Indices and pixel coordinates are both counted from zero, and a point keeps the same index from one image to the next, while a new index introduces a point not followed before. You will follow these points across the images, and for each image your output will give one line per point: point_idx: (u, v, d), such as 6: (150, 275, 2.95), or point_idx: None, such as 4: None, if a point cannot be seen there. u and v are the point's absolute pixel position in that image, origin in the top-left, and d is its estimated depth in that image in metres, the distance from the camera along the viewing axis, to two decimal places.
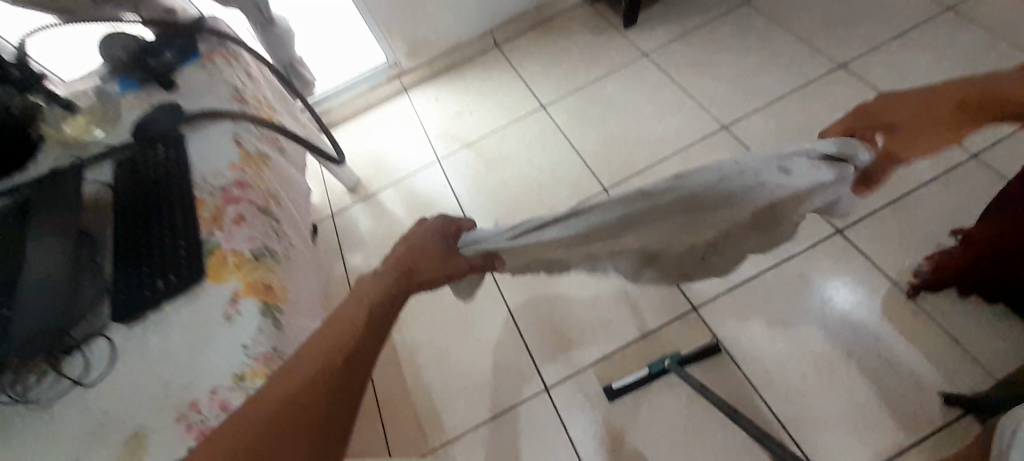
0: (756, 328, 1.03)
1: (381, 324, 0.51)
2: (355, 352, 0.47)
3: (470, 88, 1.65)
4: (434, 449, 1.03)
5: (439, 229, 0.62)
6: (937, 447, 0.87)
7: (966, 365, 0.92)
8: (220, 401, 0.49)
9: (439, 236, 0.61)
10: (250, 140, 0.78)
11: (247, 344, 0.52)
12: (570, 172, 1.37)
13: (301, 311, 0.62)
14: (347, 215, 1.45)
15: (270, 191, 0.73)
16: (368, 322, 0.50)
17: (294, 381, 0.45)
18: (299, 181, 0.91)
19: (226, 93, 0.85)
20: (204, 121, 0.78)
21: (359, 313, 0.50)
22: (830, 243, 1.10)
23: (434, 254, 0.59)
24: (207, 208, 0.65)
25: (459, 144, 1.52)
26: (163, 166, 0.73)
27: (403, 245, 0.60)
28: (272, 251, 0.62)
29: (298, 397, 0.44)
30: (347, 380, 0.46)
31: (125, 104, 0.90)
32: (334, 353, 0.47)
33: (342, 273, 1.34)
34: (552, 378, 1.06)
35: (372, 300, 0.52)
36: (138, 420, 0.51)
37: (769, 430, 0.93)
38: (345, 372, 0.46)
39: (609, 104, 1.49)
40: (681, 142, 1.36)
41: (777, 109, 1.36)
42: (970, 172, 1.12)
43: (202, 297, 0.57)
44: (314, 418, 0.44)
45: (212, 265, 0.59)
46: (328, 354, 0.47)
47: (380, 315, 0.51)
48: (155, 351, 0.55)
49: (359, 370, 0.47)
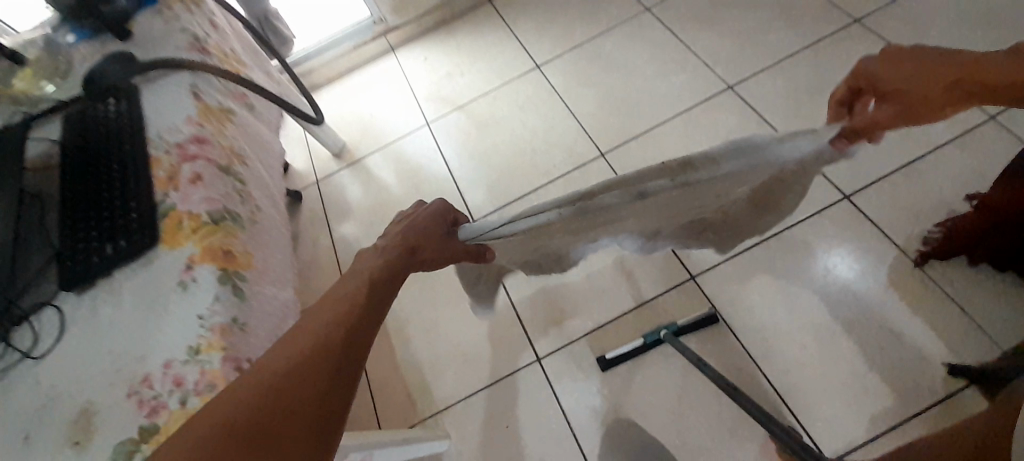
0: (757, 297, 0.99)
1: (382, 301, 0.46)
2: (354, 330, 0.42)
3: (460, 46, 1.55)
4: (424, 419, 1.02)
5: (438, 215, 0.54)
6: (938, 416, 0.85)
7: (971, 335, 0.89)
8: (173, 376, 0.44)
9: (440, 220, 0.53)
10: (211, 93, 0.71)
11: (202, 314, 0.47)
12: (564, 136, 1.30)
13: (269, 279, 0.57)
14: (332, 183, 1.39)
15: (235, 150, 0.66)
16: (368, 298, 0.45)
17: (284, 364, 0.40)
18: (273, 141, 0.84)
19: (184, 41, 0.77)
20: (158, 72, 0.71)
21: (356, 289, 0.46)
22: (836, 209, 1.05)
23: (435, 239, 0.52)
24: (161, 167, 0.59)
25: (448, 107, 1.44)
26: (116, 122, 0.66)
27: (399, 226, 0.53)
28: (233, 214, 0.57)
29: (288, 384, 0.39)
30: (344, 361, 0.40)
31: (77, 54, 0.81)
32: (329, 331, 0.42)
33: (327, 242, 1.29)
34: (545, 347, 1.03)
35: (371, 276, 0.47)
36: (88, 395, 0.47)
37: (765, 399, 0.92)
38: (343, 351, 0.41)
39: (608, 63, 1.40)
40: (684, 103, 1.29)
41: (786, 67, 1.27)
42: (987, 134, 1.06)
43: (155, 264, 0.52)
44: (305, 407, 0.38)
45: (165, 229, 0.54)
46: (323, 334, 0.42)
47: (379, 291, 0.46)
48: (106, 321, 0.50)
49: (357, 349, 0.42)
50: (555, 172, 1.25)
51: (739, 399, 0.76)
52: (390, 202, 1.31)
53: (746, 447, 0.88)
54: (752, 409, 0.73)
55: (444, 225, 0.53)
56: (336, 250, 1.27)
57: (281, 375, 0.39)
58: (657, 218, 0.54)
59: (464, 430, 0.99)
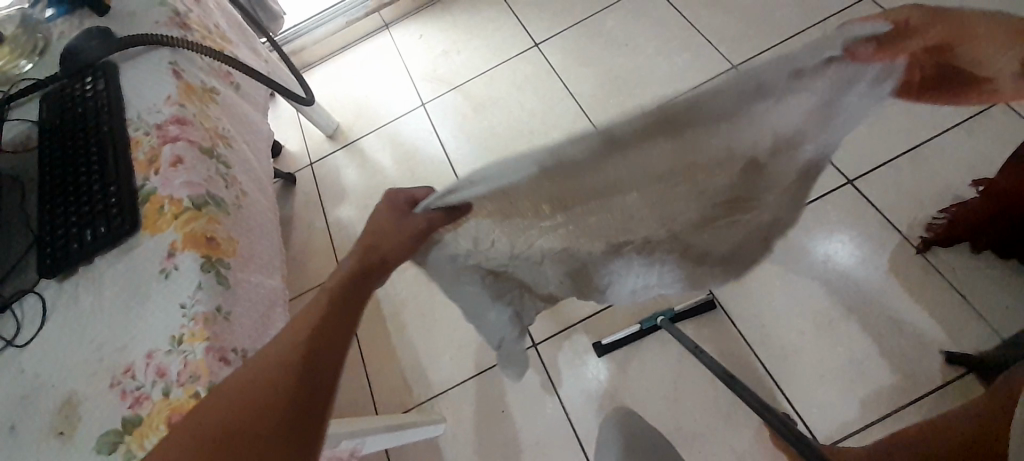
0: (756, 284, 0.98)
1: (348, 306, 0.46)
2: (321, 329, 0.43)
3: (456, 23, 1.50)
4: (419, 403, 1.02)
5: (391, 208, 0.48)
6: (934, 402, 0.85)
7: (970, 323, 0.88)
8: (156, 366, 0.43)
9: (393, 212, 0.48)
10: (192, 72, 0.68)
11: (184, 302, 0.46)
12: (563, 117, 1.27)
13: (256, 265, 0.56)
14: (326, 166, 1.36)
15: (219, 131, 0.64)
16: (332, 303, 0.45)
17: (260, 367, 0.41)
18: (260, 122, 0.81)
19: (163, 16, 0.73)
20: (137, 49, 0.68)
21: (325, 292, 0.47)
22: (839, 194, 1.03)
23: (392, 230, 0.47)
24: (142, 150, 0.57)
25: (444, 87, 1.40)
26: (94, 102, 0.64)
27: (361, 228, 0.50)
28: (217, 198, 0.55)
29: (258, 390, 0.40)
30: (321, 358, 0.42)
31: (55, 30, 0.78)
32: (301, 332, 0.43)
33: (322, 225, 1.27)
34: (542, 333, 1.02)
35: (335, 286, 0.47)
36: (71, 384, 0.46)
37: (761, 385, 0.92)
38: (319, 349, 0.42)
39: (609, 41, 1.35)
40: (688, 83, 1.25)
41: (793, 46, 1.23)
42: (997, 117, 1.03)
43: (136, 250, 0.50)
44: (274, 408, 0.39)
45: (147, 214, 0.52)
46: (291, 341, 0.43)
47: (343, 298, 0.46)
48: (88, 309, 0.49)
49: (331, 347, 0.43)
50: None
51: (736, 387, 0.75)
52: (385, 185, 1.29)
53: (741, 432, 0.89)
54: (749, 398, 0.72)
55: (399, 211, 0.48)
56: (331, 234, 1.26)
57: (259, 378, 0.41)
58: (659, 196, 0.47)
59: (460, 414, 1.00)
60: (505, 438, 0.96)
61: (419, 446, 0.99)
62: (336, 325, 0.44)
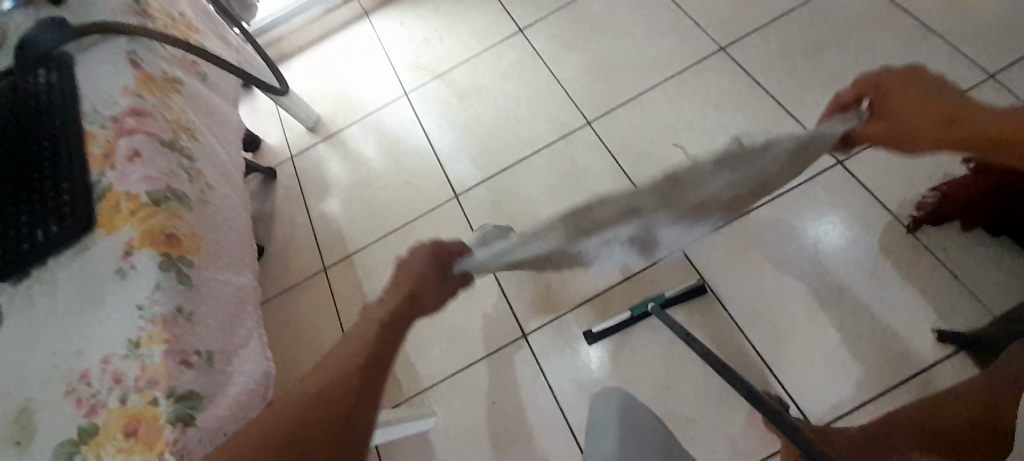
0: (747, 268, 0.97)
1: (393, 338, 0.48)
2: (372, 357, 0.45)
3: (438, 9, 1.46)
4: (408, 399, 1.00)
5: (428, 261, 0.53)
6: (926, 382, 0.84)
7: (962, 301, 0.88)
8: (112, 372, 0.41)
9: (432, 266, 0.53)
10: (153, 61, 0.65)
11: (141, 303, 0.43)
12: (550, 104, 1.24)
13: (223, 263, 0.53)
14: (308, 159, 1.32)
15: (182, 122, 0.61)
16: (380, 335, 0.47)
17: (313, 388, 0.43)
18: (230, 113, 0.78)
19: (120, 2, 0.69)
20: (92, 38, 0.64)
21: (373, 317, 0.49)
22: (828, 175, 1.02)
23: (431, 282, 0.52)
24: (97, 144, 0.54)
25: (428, 75, 1.37)
26: (47, 94, 0.60)
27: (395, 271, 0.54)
28: (178, 193, 0.52)
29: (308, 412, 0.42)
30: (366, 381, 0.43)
31: (7, 20, 0.74)
32: (352, 356, 0.45)
33: (305, 220, 1.24)
34: (531, 323, 1.01)
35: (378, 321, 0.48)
36: (25, 393, 0.43)
37: (753, 369, 0.91)
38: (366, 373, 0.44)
39: (596, 24, 1.32)
40: (675, 66, 1.22)
41: (782, 26, 1.21)
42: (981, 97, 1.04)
43: (92, 250, 0.47)
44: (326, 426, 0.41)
45: (103, 212, 0.49)
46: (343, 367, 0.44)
47: (389, 336, 0.47)
48: (42, 312, 0.46)
49: (377, 372, 0.44)
50: (539, 142, 1.20)
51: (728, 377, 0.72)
52: (370, 178, 1.26)
53: (732, 417, 0.88)
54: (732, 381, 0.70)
55: (440, 265, 0.53)
56: (314, 228, 1.23)
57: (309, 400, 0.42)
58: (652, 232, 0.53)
59: (450, 407, 0.98)
60: (496, 431, 0.95)
61: (409, 441, 0.97)
62: (380, 348, 0.46)
